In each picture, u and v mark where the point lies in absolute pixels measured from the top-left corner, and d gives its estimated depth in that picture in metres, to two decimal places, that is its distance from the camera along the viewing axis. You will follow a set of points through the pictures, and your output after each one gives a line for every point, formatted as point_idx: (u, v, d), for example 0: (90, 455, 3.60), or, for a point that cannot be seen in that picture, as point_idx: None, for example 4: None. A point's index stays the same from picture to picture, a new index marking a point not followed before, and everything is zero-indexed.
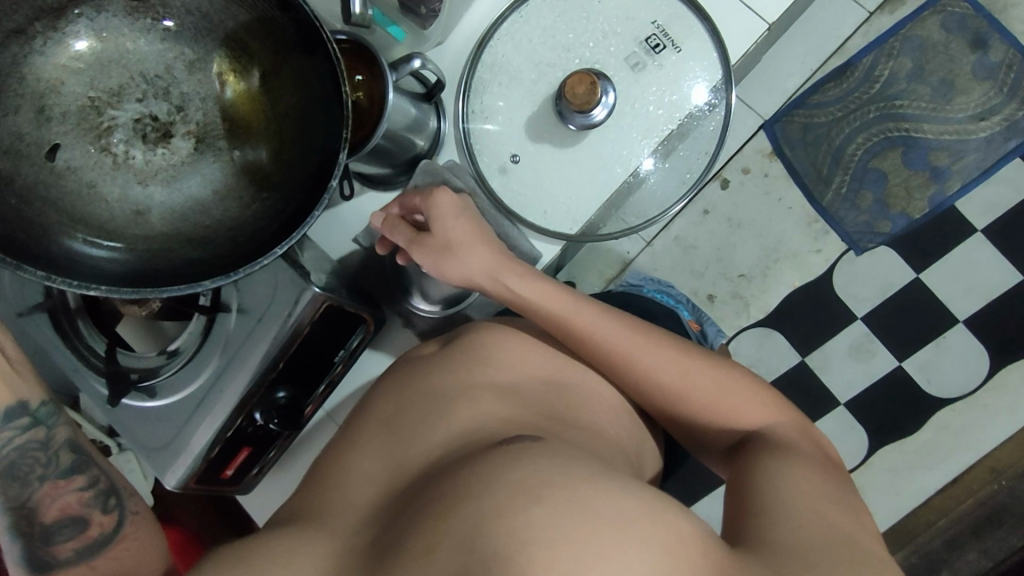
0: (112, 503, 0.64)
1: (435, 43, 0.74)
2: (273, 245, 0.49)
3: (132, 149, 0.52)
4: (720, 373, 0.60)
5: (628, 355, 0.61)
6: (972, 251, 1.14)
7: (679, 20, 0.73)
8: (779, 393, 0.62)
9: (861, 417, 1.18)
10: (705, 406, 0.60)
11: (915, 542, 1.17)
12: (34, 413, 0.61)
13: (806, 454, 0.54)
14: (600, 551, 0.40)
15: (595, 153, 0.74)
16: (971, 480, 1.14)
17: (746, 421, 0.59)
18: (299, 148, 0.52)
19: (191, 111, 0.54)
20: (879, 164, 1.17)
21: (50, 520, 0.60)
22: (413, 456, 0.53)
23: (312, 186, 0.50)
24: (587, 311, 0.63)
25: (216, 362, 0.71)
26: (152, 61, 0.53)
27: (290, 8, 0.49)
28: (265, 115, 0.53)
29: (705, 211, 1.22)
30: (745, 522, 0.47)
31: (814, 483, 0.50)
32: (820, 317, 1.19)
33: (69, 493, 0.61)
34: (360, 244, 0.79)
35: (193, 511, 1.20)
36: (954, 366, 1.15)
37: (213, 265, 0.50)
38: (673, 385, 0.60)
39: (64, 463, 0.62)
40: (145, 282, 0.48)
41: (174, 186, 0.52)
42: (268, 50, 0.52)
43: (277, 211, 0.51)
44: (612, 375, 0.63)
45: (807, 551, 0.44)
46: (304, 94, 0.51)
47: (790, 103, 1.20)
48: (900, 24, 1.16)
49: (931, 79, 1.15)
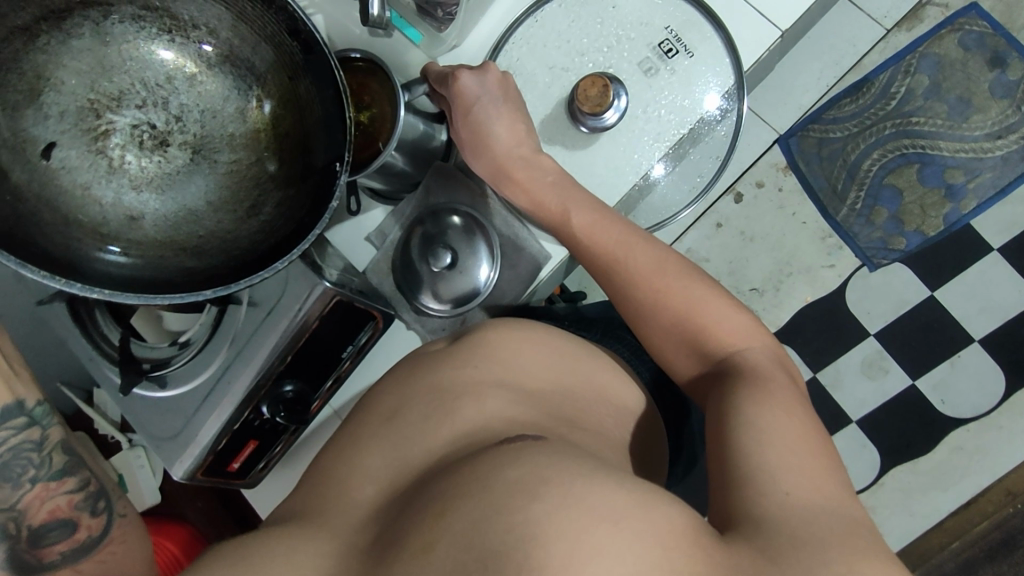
0: (101, 506, 0.62)
1: (449, 47, 0.76)
2: (273, 260, 0.51)
3: (127, 154, 0.54)
4: (696, 297, 0.60)
5: (617, 255, 0.64)
6: (987, 270, 1.13)
7: (692, 26, 0.73)
8: (771, 335, 0.61)
9: (874, 435, 1.16)
10: (684, 321, 0.59)
11: (928, 564, 1.15)
12: (30, 413, 0.60)
13: (775, 383, 0.54)
14: (598, 543, 0.39)
15: (606, 157, 0.74)
16: (985, 502, 1.12)
17: (725, 343, 0.58)
18: (299, 168, 0.54)
19: (189, 121, 0.56)
20: (893, 180, 1.16)
21: (38, 522, 0.57)
22: (417, 454, 0.53)
23: (312, 206, 0.52)
24: (588, 217, 0.66)
25: (225, 354, 0.72)
26: (154, 71, 0.55)
27: (300, 35, 0.50)
28: (265, 133, 0.56)
29: (718, 224, 1.22)
30: (733, 494, 0.46)
31: (789, 426, 0.49)
32: (833, 333, 1.18)
33: (60, 495, 0.59)
34: (371, 244, 0.81)
35: (200, 509, 1.20)
36: (968, 386, 1.13)
37: (208, 275, 0.52)
38: (656, 290, 0.61)
39: (55, 465, 0.60)
40: (145, 287, 0.50)
41: (169, 193, 0.55)
42: (274, 72, 0.54)
43: (275, 227, 0.53)
44: (603, 277, 0.65)
45: (784, 517, 0.43)
46: (306, 117, 0.54)
47: (804, 117, 1.20)
48: (917, 41, 1.16)
49: (948, 97, 1.15)
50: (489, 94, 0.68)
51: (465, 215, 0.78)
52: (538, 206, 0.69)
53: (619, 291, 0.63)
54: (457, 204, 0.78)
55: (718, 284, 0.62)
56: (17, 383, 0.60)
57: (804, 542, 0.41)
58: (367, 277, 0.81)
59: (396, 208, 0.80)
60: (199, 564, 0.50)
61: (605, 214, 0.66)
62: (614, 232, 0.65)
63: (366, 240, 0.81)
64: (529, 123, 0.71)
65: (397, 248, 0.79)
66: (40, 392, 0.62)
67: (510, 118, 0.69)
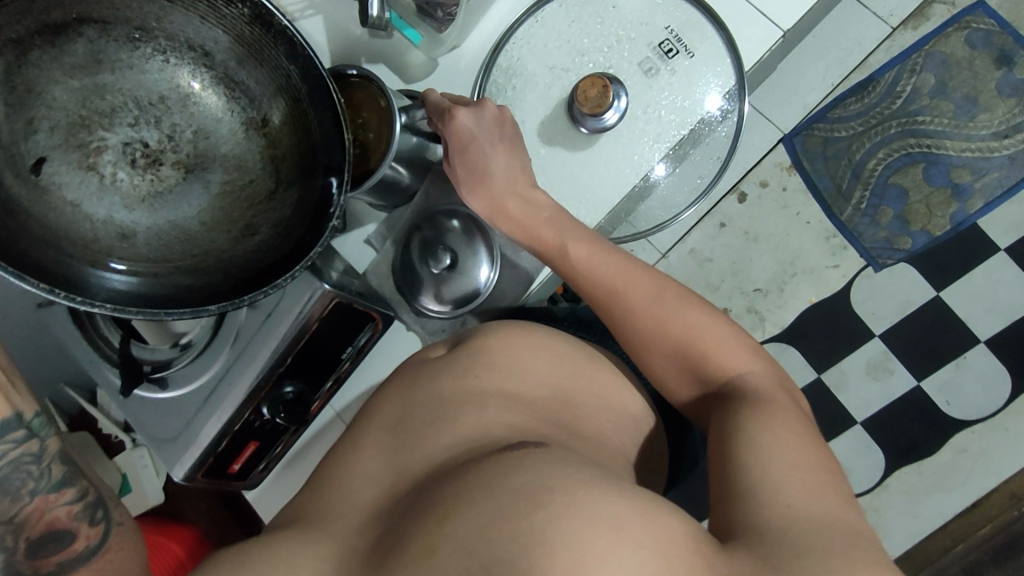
0: (99, 515, 0.61)
1: (449, 47, 0.75)
2: (276, 276, 0.52)
3: (119, 172, 0.54)
4: (693, 321, 0.59)
5: (613, 285, 0.63)
6: (993, 271, 1.12)
7: (693, 26, 0.72)
8: (768, 355, 0.60)
9: (879, 437, 1.15)
10: (680, 345, 0.59)
11: (933, 567, 1.14)
12: (29, 425, 0.58)
13: (776, 404, 0.53)
14: (599, 551, 0.38)
15: (606, 158, 0.74)
16: (991, 505, 1.11)
17: (725, 368, 0.58)
18: (293, 188, 0.55)
19: (182, 141, 0.56)
20: (899, 180, 1.15)
21: (36, 534, 0.58)
22: (416, 459, 0.53)
23: (309, 224, 0.53)
24: (583, 245, 0.65)
25: (225, 356, 0.72)
26: (147, 89, 0.55)
27: (298, 59, 0.52)
28: (258, 154, 0.56)
29: (722, 223, 1.21)
30: (734, 507, 0.46)
31: (791, 444, 0.48)
32: (837, 334, 1.17)
33: (59, 507, 0.58)
34: (371, 246, 0.82)
35: (204, 513, 1.20)
36: (974, 388, 1.12)
37: (206, 292, 0.52)
38: (652, 319, 0.61)
39: (55, 476, 0.59)
40: (141, 302, 0.50)
41: (161, 212, 0.55)
42: (270, 95, 0.55)
43: (272, 246, 0.54)
44: (600, 309, 0.64)
45: (794, 534, 0.42)
46: (302, 138, 0.55)
47: (809, 116, 1.19)
48: (923, 40, 1.15)
49: (954, 96, 1.14)
50: (485, 132, 0.66)
51: (464, 218, 0.77)
52: (535, 241, 0.68)
53: (616, 320, 0.63)
54: (456, 207, 0.77)
55: (714, 308, 0.61)
56: (14, 394, 0.58)
57: (804, 551, 0.41)
58: (367, 279, 0.81)
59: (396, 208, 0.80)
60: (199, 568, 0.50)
61: (601, 246, 0.65)
62: (612, 263, 0.64)
63: (366, 242, 0.82)
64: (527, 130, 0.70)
65: (397, 250, 0.79)
66: (36, 400, 0.59)
67: (508, 153, 0.68)
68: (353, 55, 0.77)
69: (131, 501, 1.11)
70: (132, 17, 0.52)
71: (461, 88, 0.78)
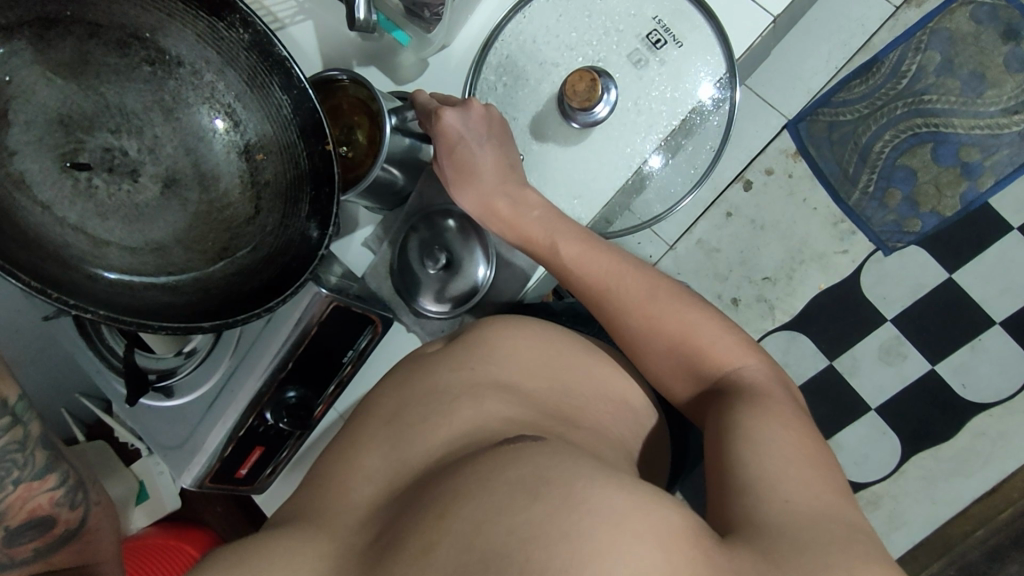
0: (79, 498, 0.69)
1: (438, 47, 0.75)
2: (266, 299, 0.53)
3: (94, 176, 0.54)
4: (688, 320, 0.59)
5: (607, 284, 0.63)
6: (1008, 251, 1.09)
7: (682, 15, 0.72)
8: (764, 351, 0.60)
9: (893, 423, 1.14)
10: (676, 344, 0.59)
11: (952, 553, 1.12)
12: (13, 410, 0.61)
13: (774, 400, 0.53)
14: (602, 551, 0.38)
15: (599, 151, 0.73)
16: (1012, 488, 1.08)
17: (720, 362, 0.58)
18: (279, 215, 0.56)
19: (162, 154, 0.57)
20: (907, 161, 1.14)
21: (17, 522, 0.63)
22: (413, 457, 0.53)
23: (297, 253, 0.55)
24: (577, 245, 0.65)
25: (227, 363, 0.74)
26: (131, 99, 0.55)
27: (292, 90, 0.54)
28: (240, 176, 0.57)
29: (728, 213, 1.20)
30: (734, 502, 0.45)
31: (789, 441, 0.48)
32: (848, 320, 1.16)
33: (42, 494, 0.64)
34: (370, 248, 0.82)
35: (221, 514, 1.21)
36: (991, 370, 1.10)
37: (190, 311, 0.52)
38: (647, 316, 0.60)
39: (38, 463, 0.64)
40: (123, 311, 0.50)
41: (137, 226, 0.55)
42: (257, 118, 0.56)
43: (255, 270, 0.55)
44: (594, 309, 0.64)
45: (795, 531, 0.41)
46: (290, 168, 0.56)
47: (812, 101, 1.17)
48: (927, 17, 1.12)
49: (961, 72, 1.11)
50: (472, 130, 0.66)
51: (459, 218, 0.77)
52: (529, 242, 0.68)
53: (612, 318, 0.63)
54: (451, 207, 0.78)
55: (709, 306, 0.61)
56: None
57: (804, 546, 0.40)
58: (365, 281, 0.81)
59: (391, 212, 0.80)
60: (201, 565, 0.51)
61: (592, 244, 0.65)
62: (605, 262, 0.64)
63: (362, 245, 0.82)
64: (507, 130, 0.69)
65: (394, 251, 0.79)
66: (18, 386, 0.62)
67: (496, 151, 0.68)
68: (344, 58, 0.77)
69: (148, 508, 1.13)
70: (126, 23, 0.53)
71: (454, 88, 0.78)
